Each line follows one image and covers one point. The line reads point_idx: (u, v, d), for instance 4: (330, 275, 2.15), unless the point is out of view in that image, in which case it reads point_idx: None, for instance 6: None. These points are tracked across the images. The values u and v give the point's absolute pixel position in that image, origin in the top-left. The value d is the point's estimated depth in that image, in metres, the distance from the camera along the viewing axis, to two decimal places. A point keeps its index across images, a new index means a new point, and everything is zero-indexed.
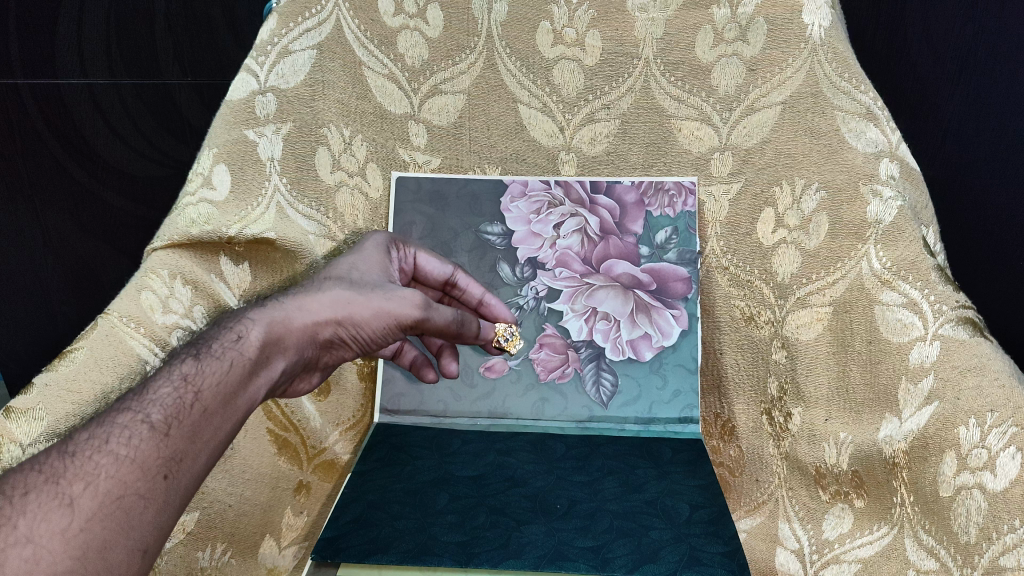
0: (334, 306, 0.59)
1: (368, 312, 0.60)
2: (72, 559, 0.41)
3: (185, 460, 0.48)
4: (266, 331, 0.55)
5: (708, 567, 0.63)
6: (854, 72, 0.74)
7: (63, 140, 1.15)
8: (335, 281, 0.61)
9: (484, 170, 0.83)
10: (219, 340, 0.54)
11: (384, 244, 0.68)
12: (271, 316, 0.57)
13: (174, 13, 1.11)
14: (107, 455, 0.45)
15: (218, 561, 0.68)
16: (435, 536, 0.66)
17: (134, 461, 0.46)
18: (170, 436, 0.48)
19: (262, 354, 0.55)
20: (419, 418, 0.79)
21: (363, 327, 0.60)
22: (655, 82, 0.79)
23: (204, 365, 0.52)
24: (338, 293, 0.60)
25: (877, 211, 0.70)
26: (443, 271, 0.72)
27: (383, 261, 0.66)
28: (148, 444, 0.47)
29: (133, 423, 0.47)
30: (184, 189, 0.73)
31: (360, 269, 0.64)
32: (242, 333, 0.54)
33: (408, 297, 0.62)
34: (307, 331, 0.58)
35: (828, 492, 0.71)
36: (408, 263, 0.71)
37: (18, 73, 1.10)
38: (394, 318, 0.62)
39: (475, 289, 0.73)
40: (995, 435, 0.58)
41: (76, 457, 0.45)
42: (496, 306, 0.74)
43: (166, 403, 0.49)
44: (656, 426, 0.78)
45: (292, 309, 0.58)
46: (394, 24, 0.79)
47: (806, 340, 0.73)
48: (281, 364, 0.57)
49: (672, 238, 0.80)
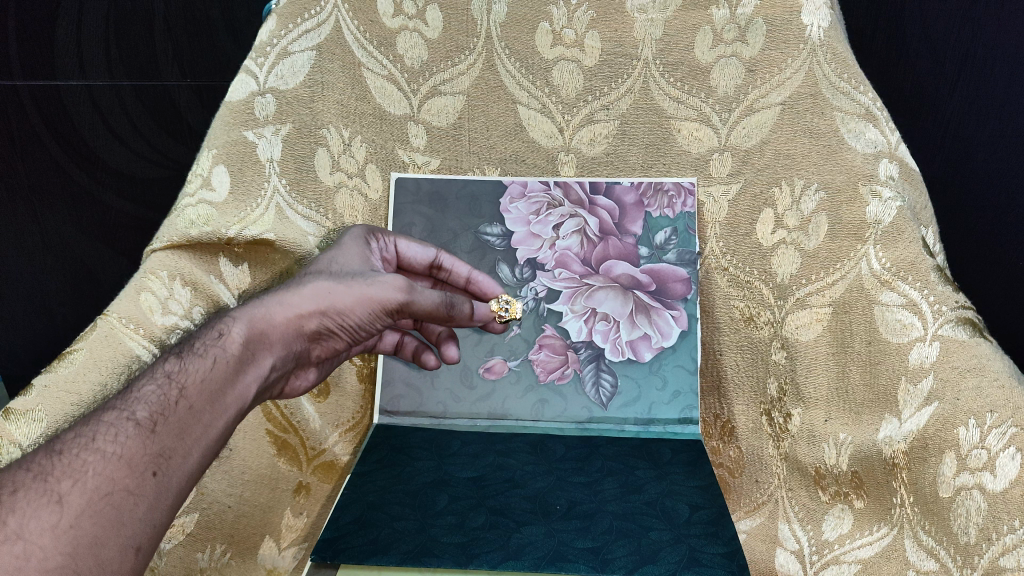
0: (315, 297, 0.59)
1: (351, 299, 0.61)
2: (63, 555, 0.41)
3: (175, 455, 0.48)
4: (249, 327, 0.56)
5: (708, 568, 0.63)
6: (854, 72, 0.74)
7: (63, 141, 1.15)
8: (315, 275, 0.62)
9: (484, 171, 0.83)
10: (202, 339, 0.54)
11: (363, 236, 0.68)
12: (252, 313, 0.57)
13: (174, 15, 1.11)
14: (95, 453, 0.45)
15: (218, 561, 0.68)
16: (435, 537, 0.66)
17: (122, 458, 0.46)
18: (156, 432, 0.48)
19: (247, 349, 0.55)
20: (419, 419, 0.79)
21: (348, 315, 0.61)
22: (655, 83, 0.79)
23: (188, 362, 0.52)
24: (318, 284, 0.60)
25: (877, 212, 0.70)
26: (426, 255, 0.72)
27: (363, 252, 0.66)
28: (135, 441, 0.47)
29: (119, 421, 0.47)
30: (184, 191, 0.73)
31: (340, 261, 0.64)
32: (224, 330, 0.55)
33: (389, 281, 0.62)
34: (292, 325, 0.58)
35: (828, 492, 0.71)
36: (390, 251, 0.71)
37: (18, 75, 1.10)
38: (377, 304, 0.62)
39: (461, 267, 0.73)
40: (995, 436, 0.58)
41: (64, 455, 0.45)
42: (484, 281, 0.74)
43: (151, 400, 0.49)
44: (656, 427, 0.78)
45: (273, 305, 0.58)
46: (394, 25, 0.79)
47: (806, 340, 0.73)
48: (270, 359, 0.57)
49: (672, 239, 0.80)
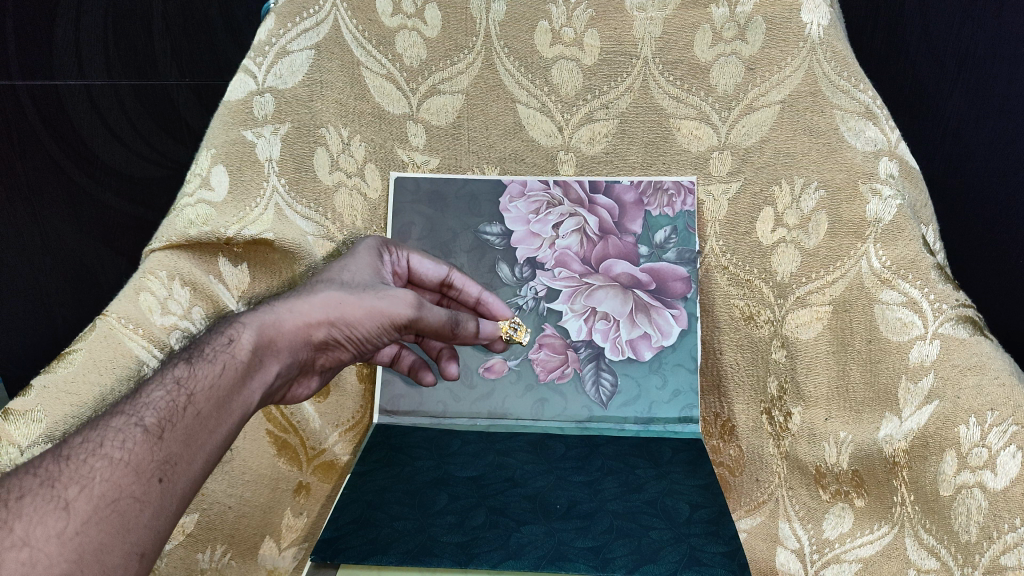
0: (326, 307, 0.59)
1: (360, 312, 0.61)
2: (69, 562, 0.41)
3: (180, 463, 0.48)
4: (259, 334, 0.56)
5: (709, 568, 0.63)
6: (853, 70, 0.74)
7: (62, 141, 1.14)
8: (326, 284, 0.62)
9: (484, 170, 0.83)
10: (211, 345, 0.54)
11: (375, 248, 0.69)
12: (263, 320, 0.57)
13: (172, 14, 1.12)
14: (102, 458, 0.45)
15: (218, 562, 0.68)
16: (435, 536, 0.66)
17: (129, 464, 0.45)
18: (164, 439, 0.48)
19: (255, 356, 0.55)
20: (419, 419, 0.79)
21: (357, 327, 0.61)
22: (654, 82, 0.79)
23: (197, 368, 0.52)
24: (329, 294, 0.60)
25: (877, 210, 0.70)
26: (438, 272, 0.72)
27: (375, 264, 0.67)
28: (142, 448, 0.47)
29: (127, 427, 0.47)
30: (182, 191, 0.73)
31: (351, 269, 0.65)
32: (233, 336, 0.55)
33: (400, 296, 0.63)
34: (300, 333, 0.58)
35: (829, 491, 0.70)
36: (402, 266, 0.71)
37: (16, 76, 1.09)
38: (387, 318, 0.62)
39: (471, 288, 0.73)
40: (995, 434, 0.57)
41: (71, 461, 0.45)
42: (494, 303, 0.74)
43: (159, 406, 0.49)
44: (656, 425, 0.78)
45: (284, 311, 0.58)
46: (393, 24, 0.79)
47: (806, 339, 0.73)
48: (276, 367, 0.57)
49: (671, 237, 0.80)
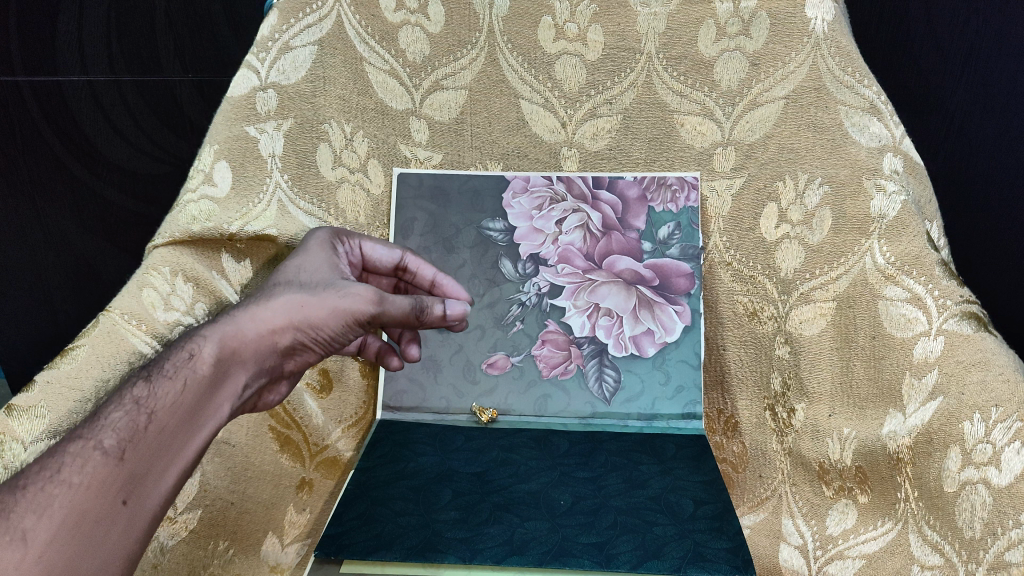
0: (287, 311, 0.57)
1: (323, 312, 0.58)
2: None
3: (145, 483, 0.48)
4: (220, 345, 0.54)
5: (713, 563, 0.62)
6: (857, 65, 0.74)
7: (63, 136, 1.14)
8: (285, 287, 0.59)
9: (486, 166, 0.82)
10: (170, 360, 0.53)
11: (327, 240, 0.65)
12: (224, 330, 0.55)
13: (174, 9, 1.11)
14: (60, 485, 0.45)
15: (221, 559, 0.67)
16: (440, 532, 0.65)
17: (89, 488, 0.45)
18: (125, 460, 0.47)
19: (218, 368, 0.54)
20: (422, 414, 0.79)
21: (321, 327, 0.58)
22: (657, 76, 0.79)
23: (156, 386, 0.51)
24: (290, 297, 0.58)
25: (881, 206, 0.71)
26: (391, 257, 0.69)
27: (331, 258, 0.63)
28: (103, 471, 0.46)
29: (85, 451, 0.46)
30: (185, 186, 0.73)
31: (307, 269, 0.61)
32: (194, 350, 0.53)
33: (360, 292, 0.60)
34: (265, 341, 0.57)
35: (832, 487, 0.71)
36: (355, 256, 0.68)
37: (18, 70, 1.09)
38: (351, 316, 0.59)
39: (426, 269, 0.70)
40: (1000, 430, 0.57)
41: (27, 490, 0.44)
42: (450, 284, 0.71)
43: (119, 427, 0.48)
44: (659, 421, 0.78)
45: (245, 320, 0.56)
46: (396, 19, 0.79)
47: (809, 335, 0.73)
48: (243, 376, 0.56)
49: (675, 233, 0.80)
